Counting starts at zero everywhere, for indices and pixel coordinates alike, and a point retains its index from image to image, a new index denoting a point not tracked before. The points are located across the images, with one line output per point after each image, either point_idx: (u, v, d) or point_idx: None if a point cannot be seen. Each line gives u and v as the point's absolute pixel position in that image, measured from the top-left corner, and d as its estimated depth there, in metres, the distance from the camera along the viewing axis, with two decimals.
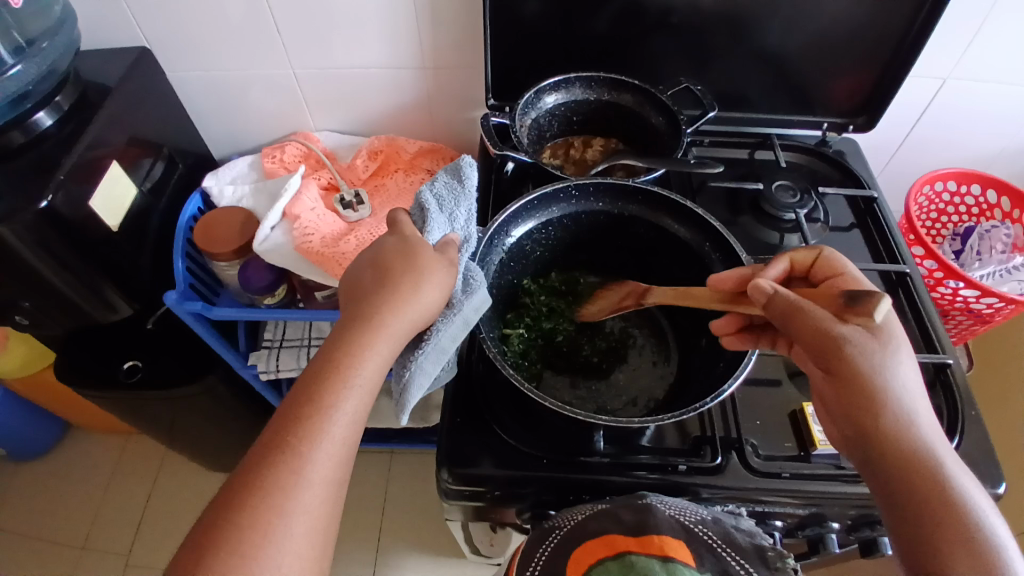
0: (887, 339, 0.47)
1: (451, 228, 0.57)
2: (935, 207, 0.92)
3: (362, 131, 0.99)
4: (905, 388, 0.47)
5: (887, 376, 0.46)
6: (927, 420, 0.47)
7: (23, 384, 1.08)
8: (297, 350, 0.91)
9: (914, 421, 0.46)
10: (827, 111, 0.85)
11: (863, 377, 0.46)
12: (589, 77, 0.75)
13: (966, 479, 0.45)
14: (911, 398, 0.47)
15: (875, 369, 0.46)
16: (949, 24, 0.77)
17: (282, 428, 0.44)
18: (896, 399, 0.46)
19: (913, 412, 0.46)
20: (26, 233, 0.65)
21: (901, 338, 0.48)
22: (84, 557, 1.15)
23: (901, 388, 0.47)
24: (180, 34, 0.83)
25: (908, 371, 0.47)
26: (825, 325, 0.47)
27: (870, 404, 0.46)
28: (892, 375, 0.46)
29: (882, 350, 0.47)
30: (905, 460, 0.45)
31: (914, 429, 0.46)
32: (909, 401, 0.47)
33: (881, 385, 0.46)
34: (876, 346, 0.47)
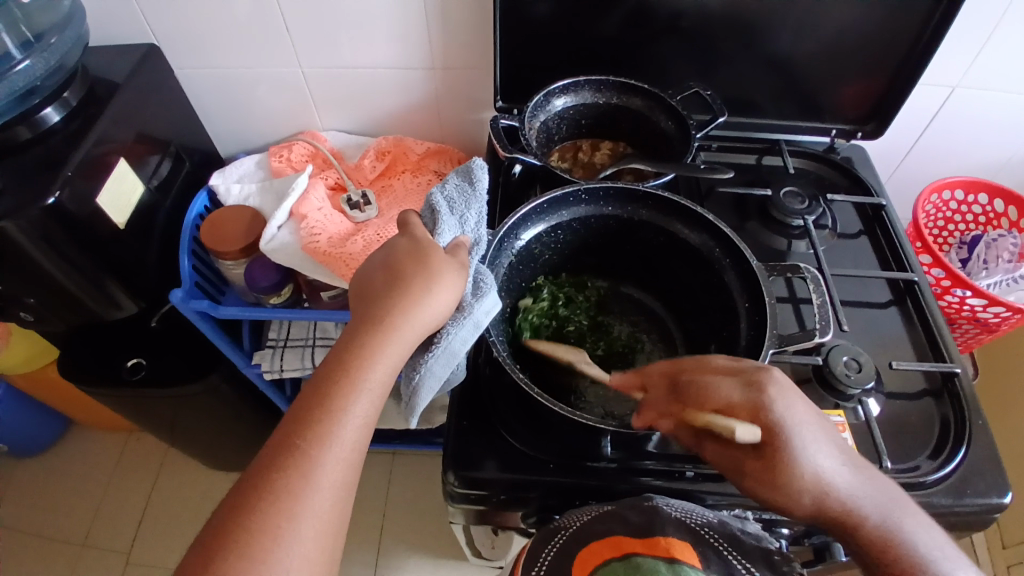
0: (789, 450, 0.45)
1: (461, 230, 0.56)
2: (942, 215, 0.92)
3: (369, 131, 0.99)
4: (819, 469, 0.46)
5: (812, 484, 0.45)
6: (846, 481, 0.46)
7: (26, 380, 1.08)
8: (301, 350, 0.91)
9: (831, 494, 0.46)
10: (835, 118, 0.85)
11: (779, 495, 0.46)
12: (598, 80, 0.75)
13: (917, 531, 0.45)
14: (825, 476, 0.46)
15: (801, 482, 0.45)
16: (959, 32, 0.77)
17: (292, 431, 0.43)
18: (805, 487, 0.45)
19: (833, 485, 0.46)
20: (31, 228, 0.65)
21: (800, 431, 0.45)
22: (84, 554, 1.15)
23: (827, 478, 0.46)
24: (187, 32, 0.83)
25: (825, 452, 0.46)
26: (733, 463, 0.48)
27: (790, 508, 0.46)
28: (816, 473, 0.45)
29: (794, 460, 0.45)
30: (861, 544, 0.46)
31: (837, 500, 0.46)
32: (840, 482, 0.46)
33: (811, 490, 0.45)
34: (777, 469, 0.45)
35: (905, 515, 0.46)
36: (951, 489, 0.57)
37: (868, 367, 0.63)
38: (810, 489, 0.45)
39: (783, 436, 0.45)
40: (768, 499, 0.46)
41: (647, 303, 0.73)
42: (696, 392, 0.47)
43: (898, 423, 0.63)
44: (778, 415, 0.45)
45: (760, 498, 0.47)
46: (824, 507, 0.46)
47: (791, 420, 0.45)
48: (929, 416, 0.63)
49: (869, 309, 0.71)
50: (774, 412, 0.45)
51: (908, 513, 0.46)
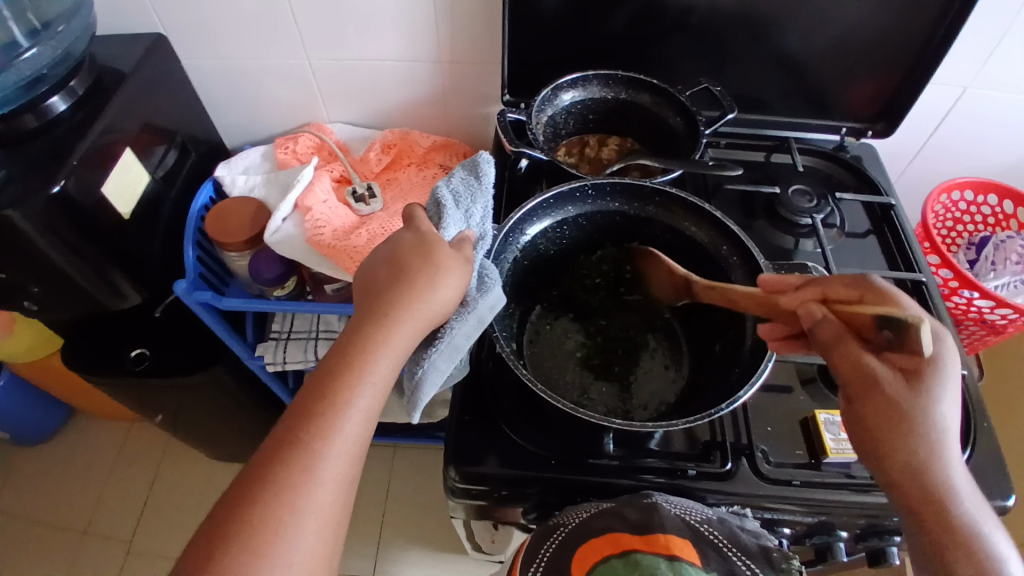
0: (932, 385, 0.45)
1: (467, 224, 0.56)
2: (951, 216, 0.91)
3: (375, 124, 0.98)
4: (943, 424, 0.45)
5: (933, 430, 0.45)
6: (955, 456, 0.45)
7: (30, 368, 1.09)
8: (304, 343, 0.91)
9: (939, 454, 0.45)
10: (845, 116, 0.84)
11: (897, 420, 0.45)
12: (606, 75, 0.75)
13: (999, 539, 0.43)
14: (942, 434, 0.45)
15: (925, 420, 0.45)
16: (972, 31, 0.76)
17: (295, 425, 0.43)
18: (927, 426, 0.45)
19: (942, 445, 0.45)
20: (37, 217, 0.65)
21: (949, 380, 0.46)
22: (85, 543, 1.15)
23: (942, 439, 0.45)
24: (193, 21, 0.83)
25: (954, 419, 0.46)
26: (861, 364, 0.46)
27: (896, 442, 0.45)
28: (940, 426, 0.45)
29: (932, 398, 0.45)
30: (936, 515, 0.43)
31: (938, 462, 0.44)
32: (951, 453, 0.45)
33: (926, 436, 0.45)
34: (910, 390, 0.45)
35: (989, 520, 0.44)
36: None
37: None
38: (926, 434, 0.45)
39: (936, 370, 0.46)
40: (876, 420, 0.46)
41: None
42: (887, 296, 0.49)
43: None
44: (942, 356, 0.46)
45: (870, 415, 0.46)
46: (923, 463, 0.44)
47: (954, 365, 0.47)
48: None
49: None
50: (942, 353, 0.46)
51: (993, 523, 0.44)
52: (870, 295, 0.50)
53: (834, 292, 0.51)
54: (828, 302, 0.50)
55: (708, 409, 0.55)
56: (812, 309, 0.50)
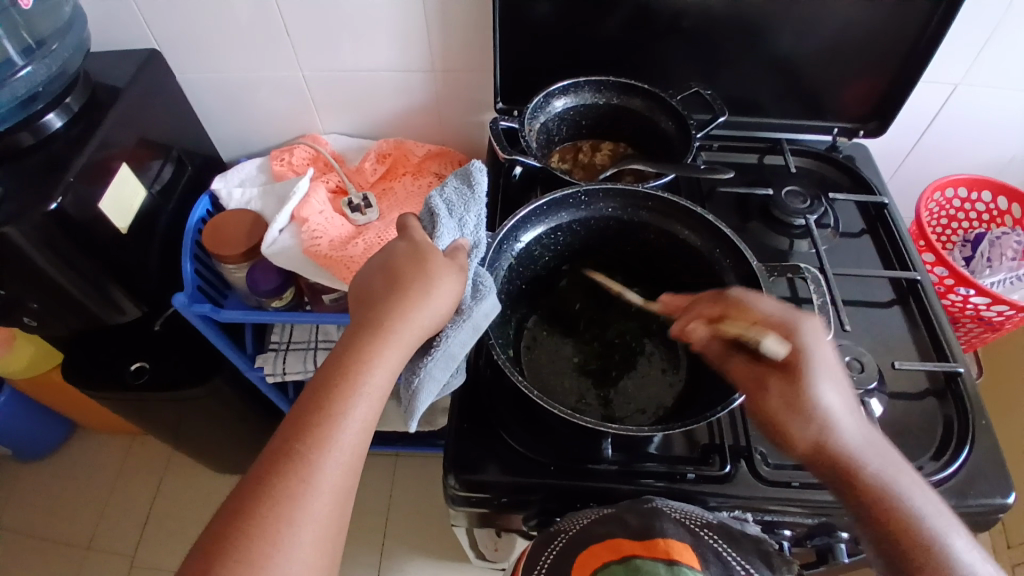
0: (807, 376, 0.50)
1: (461, 233, 0.57)
2: (945, 213, 0.92)
3: (370, 134, 0.99)
4: (831, 405, 0.49)
5: (823, 415, 0.49)
6: (855, 426, 0.50)
7: (31, 384, 1.09)
8: (303, 353, 0.91)
9: (836, 432, 0.49)
10: (837, 117, 0.84)
11: (786, 419, 0.50)
12: (598, 81, 0.75)
13: (911, 489, 0.48)
14: (834, 414, 0.49)
15: (814, 407, 0.49)
16: (960, 29, 0.76)
17: (291, 436, 0.44)
18: (814, 415, 0.49)
19: (839, 422, 0.49)
20: (34, 233, 0.65)
21: (819, 366, 0.50)
22: (89, 558, 1.15)
23: (834, 418, 0.49)
24: (187, 36, 0.83)
25: (838, 395, 0.50)
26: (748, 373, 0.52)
27: (794, 436, 0.50)
28: (827, 408, 0.49)
29: (812, 386, 0.49)
30: (857, 485, 0.48)
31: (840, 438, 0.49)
32: (846, 425, 0.49)
33: (820, 420, 0.49)
34: (790, 389, 0.50)
35: (899, 471, 0.49)
36: (953, 491, 0.57)
37: (871, 368, 0.63)
38: (819, 418, 0.49)
39: (806, 362, 0.50)
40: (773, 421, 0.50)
41: None
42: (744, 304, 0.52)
43: (902, 424, 0.62)
44: (807, 344, 0.50)
45: (768, 417, 0.51)
46: (825, 443, 0.49)
47: (821, 351, 0.50)
48: (932, 414, 0.63)
49: (872, 309, 0.71)
50: (803, 343, 0.50)
51: (903, 470, 0.49)
52: (731, 307, 0.53)
53: (705, 312, 0.55)
54: (707, 323, 0.54)
55: (706, 413, 0.55)
56: (695, 332, 0.55)
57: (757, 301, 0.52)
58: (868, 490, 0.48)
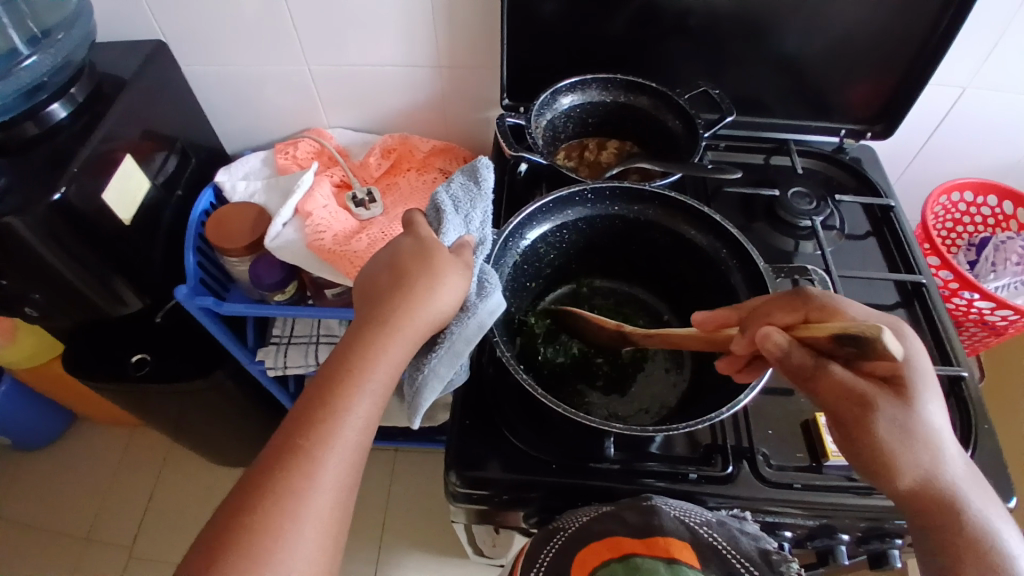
0: (916, 388, 0.45)
1: (466, 230, 0.56)
2: (951, 217, 0.91)
3: (375, 129, 0.98)
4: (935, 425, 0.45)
5: (927, 438, 0.44)
6: (952, 453, 0.45)
7: (32, 374, 1.09)
8: (304, 347, 0.91)
9: (933, 457, 0.44)
10: (844, 118, 0.84)
11: (889, 440, 0.44)
12: (605, 79, 0.75)
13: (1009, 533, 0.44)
14: (937, 437, 0.45)
15: (921, 427, 0.44)
16: (970, 32, 0.76)
17: (295, 432, 0.43)
18: (919, 435, 0.44)
19: (938, 445, 0.45)
20: (37, 224, 0.65)
21: (926, 382, 0.45)
22: (87, 549, 1.15)
23: (940, 442, 0.45)
24: (192, 27, 0.83)
25: (942, 416, 0.46)
26: (847, 385, 0.45)
27: (896, 460, 0.44)
28: (932, 427, 0.45)
29: (920, 400, 0.45)
30: (944, 517, 0.44)
31: (937, 463, 0.44)
32: (948, 452, 0.45)
33: (926, 444, 0.44)
34: (897, 407, 0.44)
35: (991, 509, 0.45)
36: None
37: None
38: (925, 441, 0.44)
39: (911, 369, 0.45)
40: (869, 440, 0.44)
41: (653, 303, 0.73)
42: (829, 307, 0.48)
43: None
44: (912, 352, 0.46)
45: (865, 436, 0.45)
46: (921, 466, 0.44)
47: (927, 364, 0.46)
48: None
49: (876, 311, 0.71)
50: (909, 352, 0.46)
51: (997, 512, 0.45)
52: (812, 309, 0.48)
53: (779, 316, 0.49)
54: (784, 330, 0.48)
55: (709, 413, 0.54)
56: (776, 341, 0.46)
57: (848, 307, 0.48)
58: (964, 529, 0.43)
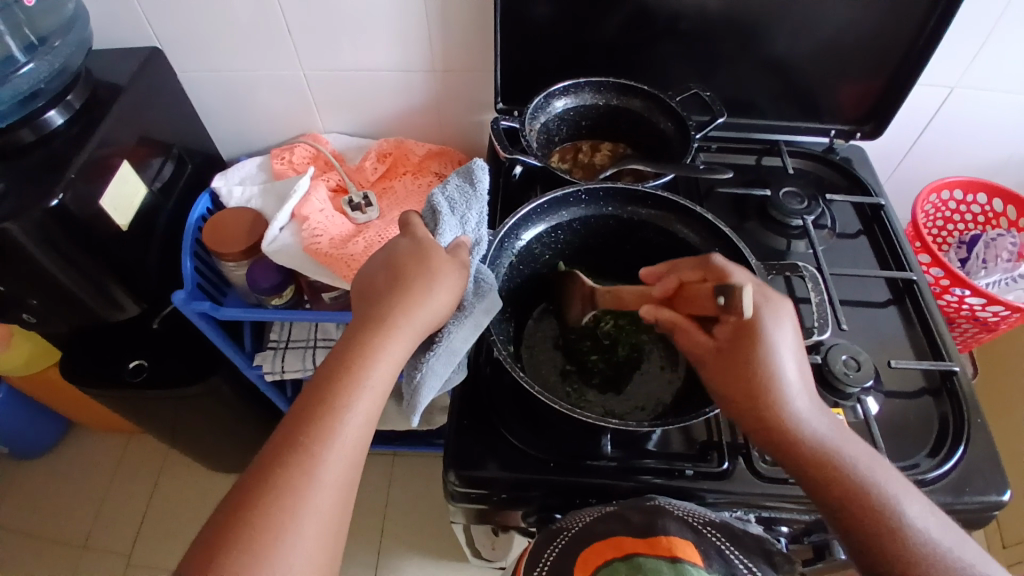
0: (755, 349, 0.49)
1: (462, 231, 0.57)
2: (941, 215, 0.92)
3: (370, 133, 0.99)
4: (789, 379, 0.49)
5: (776, 387, 0.48)
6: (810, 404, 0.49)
7: (29, 381, 1.09)
8: (302, 352, 0.91)
9: (791, 406, 0.48)
10: (834, 118, 0.85)
11: (740, 387, 0.49)
12: (598, 82, 0.76)
13: (868, 465, 0.47)
14: (792, 390, 0.49)
15: (766, 382, 0.48)
16: (957, 32, 0.77)
17: (295, 429, 0.44)
18: (772, 383, 0.48)
19: (793, 395, 0.49)
20: (34, 229, 0.65)
21: (774, 338, 0.49)
22: (85, 556, 1.15)
23: (788, 394, 0.48)
24: (187, 34, 0.84)
25: (794, 367, 0.49)
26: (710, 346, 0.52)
27: (751, 409, 0.49)
28: (778, 380, 0.48)
29: (761, 358, 0.49)
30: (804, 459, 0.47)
31: (793, 411, 0.48)
32: (797, 399, 0.48)
33: (772, 399, 0.48)
34: (745, 357, 0.49)
35: (859, 451, 0.48)
36: (950, 487, 0.57)
37: (867, 367, 0.63)
38: (771, 397, 0.48)
39: (762, 329, 0.49)
40: (732, 395, 0.50)
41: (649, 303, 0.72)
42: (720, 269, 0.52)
43: (898, 423, 0.63)
44: (763, 315, 0.50)
45: (727, 389, 0.50)
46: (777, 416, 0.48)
47: (779, 321, 0.50)
48: (928, 414, 0.63)
49: (868, 309, 0.72)
50: (764, 311, 0.50)
51: (857, 446, 0.48)
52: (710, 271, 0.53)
53: (687, 278, 0.54)
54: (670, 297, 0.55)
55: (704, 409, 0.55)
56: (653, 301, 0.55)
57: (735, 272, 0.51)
58: (823, 471, 0.46)
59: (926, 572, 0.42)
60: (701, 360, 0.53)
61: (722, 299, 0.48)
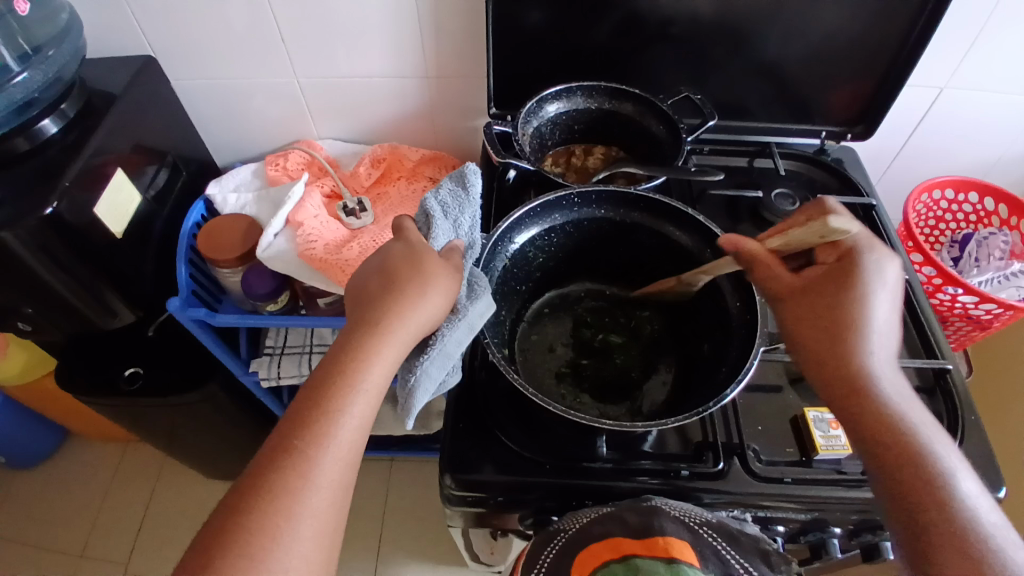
0: (842, 285, 0.51)
1: (455, 234, 0.57)
2: (933, 214, 0.93)
3: (364, 139, 0.99)
4: (873, 326, 0.50)
5: (855, 326, 0.50)
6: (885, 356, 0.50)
7: (24, 391, 1.08)
8: (298, 358, 0.91)
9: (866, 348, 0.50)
10: (825, 120, 0.86)
11: (819, 316, 0.51)
12: (590, 86, 0.76)
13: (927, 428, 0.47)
14: (873, 334, 0.50)
15: (849, 320, 0.50)
16: (945, 34, 0.78)
17: (290, 433, 0.44)
18: (853, 320, 0.50)
19: (871, 339, 0.50)
20: (30, 237, 0.65)
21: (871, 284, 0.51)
22: (82, 565, 1.14)
23: (869, 337, 0.50)
24: (181, 42, 0.84)
25: (883, 316, 0.51)
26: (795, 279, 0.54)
27: (823, 338, 0.51)
28: (862, 323, 0.50)
29: (851, 295, 0.51)
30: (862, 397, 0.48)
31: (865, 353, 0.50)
32: (877, 347, 0.50)
33: (852, 339, 0.50)
34: (834, 290, 0.52)
35: (919, 414, 0.48)
36: None
37: None
38: (851, 336, 0.50)
39: (861, 272, 0.52)
40: (807, 323, 0.52)
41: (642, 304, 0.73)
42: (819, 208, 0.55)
43: None
44: (866, 262, 0.52)
45: (802, 319, 0.52)
46: (846, 351, 0.50)
47: (880, 271, 0.52)
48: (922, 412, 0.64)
49: None
50: (866, 256, 0.52)
51: (922, 413, 0.48)
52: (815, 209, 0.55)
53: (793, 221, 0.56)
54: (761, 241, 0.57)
55: (698, 408, 0.55)
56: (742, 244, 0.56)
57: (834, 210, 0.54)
58: (878, 417, 0.48)
59: (956, 532, 0.43)
60: (778, 294, 0.54)
61: (823, 234, 0.51)
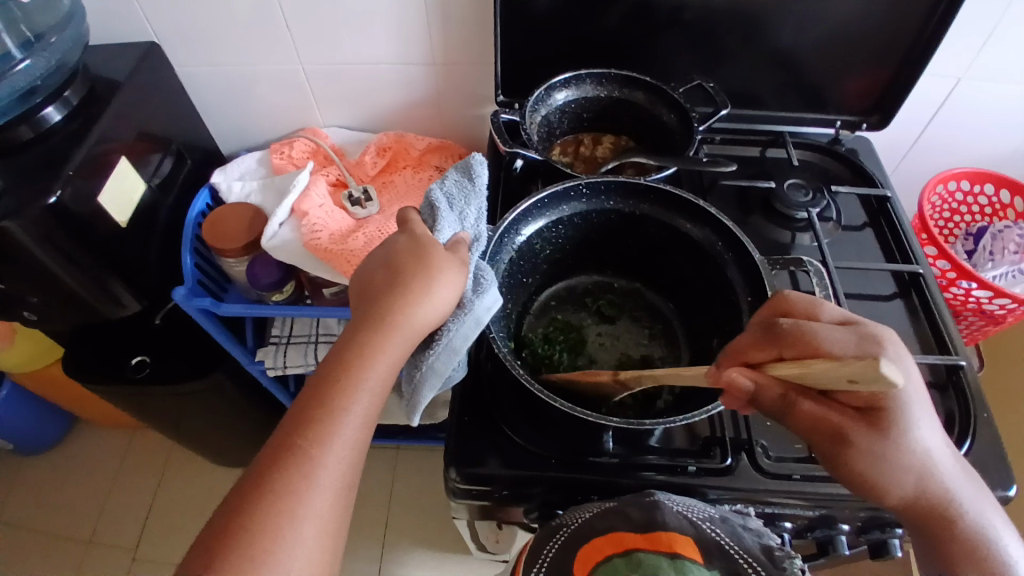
0: (897, 421, 0.45)
1: (461, 226, 0.56)
2: (948, 207, 0.91)
3: (371, 127, 0.98)
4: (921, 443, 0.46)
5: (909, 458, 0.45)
6: (942, 466, 0.47)
7: (32, 378, 1.09)
8: (304, 347, 0.91)
9: (926, 475, 0.46)
10: (839, 110, 0.84)
11: (875, 461, 0.45)
12: (599, 74, 0.75)
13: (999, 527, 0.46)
14: (925, 453, 0.46)
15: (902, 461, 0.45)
16: (965, 21, 0.75)
17: (293, 432, 0.44)
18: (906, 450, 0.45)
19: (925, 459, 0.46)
20: (33, 228, 0.65)
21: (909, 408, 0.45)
22: (91, 551, 1.16)
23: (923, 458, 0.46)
24: (185, 28, 0.83)
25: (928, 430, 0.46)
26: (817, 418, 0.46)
27: (886, 478, 0.46)
28: (918, 455, 0.46)
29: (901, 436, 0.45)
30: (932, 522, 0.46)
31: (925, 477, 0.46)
32: (939, 468, 0.46)
33: (906, 475, 0.46)
34: (877, 435, 0.45)
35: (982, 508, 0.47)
36: None
37: None
38: (916, 480, 0.46)
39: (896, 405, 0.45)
40: (859, 474, 0.46)
41: (652, 300, 0.73)
42: (804, 341, 0.42)
43: None
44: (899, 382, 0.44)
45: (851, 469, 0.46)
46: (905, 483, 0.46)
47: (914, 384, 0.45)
48: (934, 409, 0.63)
49: (873, 302, 0.71)
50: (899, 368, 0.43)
51: (991, 513, 0.47)
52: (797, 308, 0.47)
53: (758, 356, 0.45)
54: (757, 368, 0.45)
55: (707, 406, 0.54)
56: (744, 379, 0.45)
57: (825, 309, 0.46)
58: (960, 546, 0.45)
59: None
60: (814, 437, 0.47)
61: (851, 379, 0.36)
